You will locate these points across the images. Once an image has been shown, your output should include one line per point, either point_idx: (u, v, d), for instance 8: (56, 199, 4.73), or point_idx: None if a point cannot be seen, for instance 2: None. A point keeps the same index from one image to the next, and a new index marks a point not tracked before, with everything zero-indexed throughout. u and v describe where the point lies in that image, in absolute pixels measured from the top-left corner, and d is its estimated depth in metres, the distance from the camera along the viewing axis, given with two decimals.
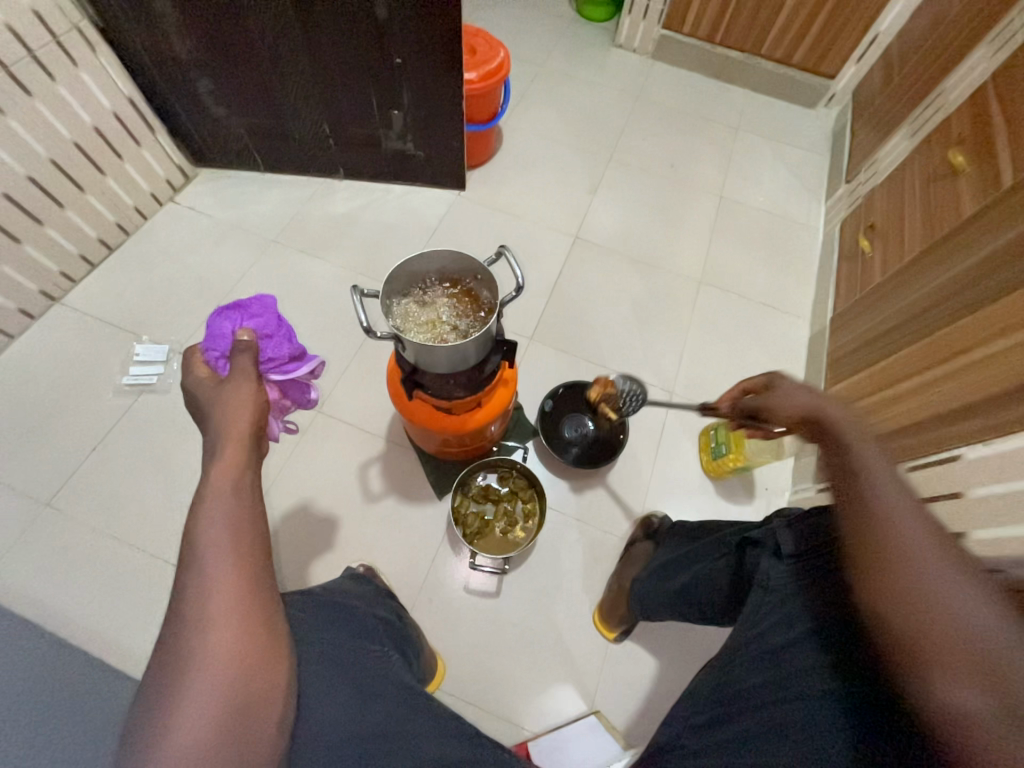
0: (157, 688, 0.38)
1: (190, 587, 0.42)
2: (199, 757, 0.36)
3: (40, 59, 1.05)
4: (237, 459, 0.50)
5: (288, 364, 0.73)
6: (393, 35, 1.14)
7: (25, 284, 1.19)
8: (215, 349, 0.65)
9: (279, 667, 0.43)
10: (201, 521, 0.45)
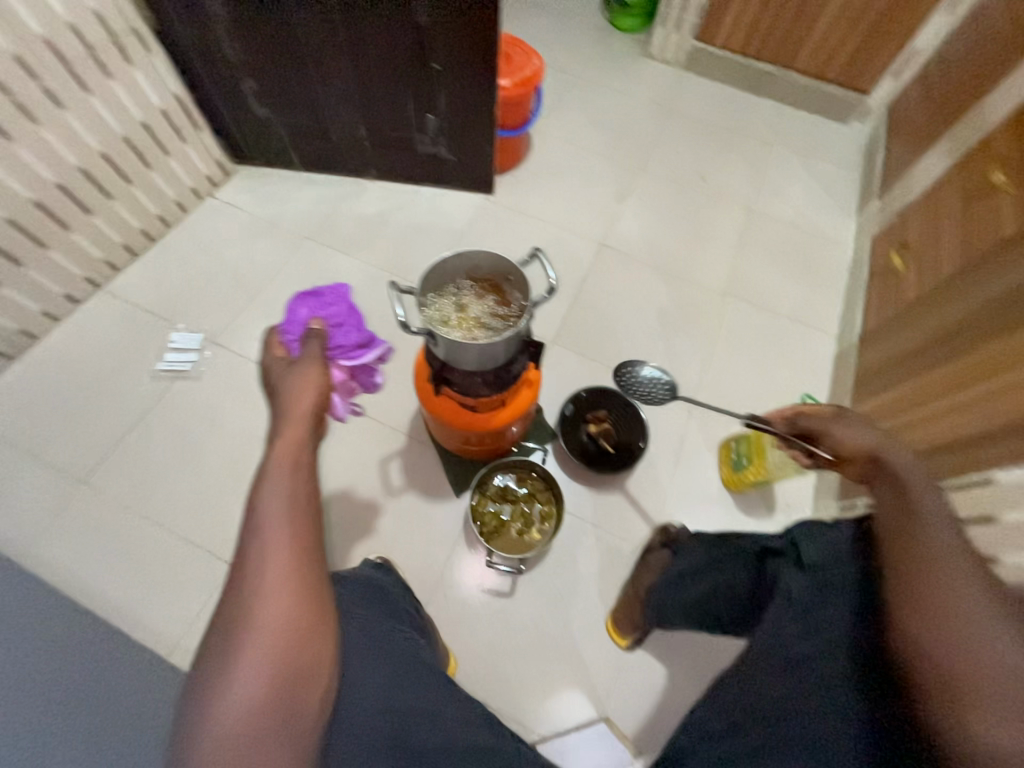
0: (214, 648, 0.42)
1: (250, 551, 0.45)
2: (248, 716, 0.39)
3: (98, 57, 1.10)
4: (298, 438, 0.53)
5: (354, 350, 0.76)
6: (433, 41, 1.17)
7: (72, 271, 1.25)
8: (290, 333, 0.71)
9: (328, 643, 0.45)
10: (264, 494, 0.47)
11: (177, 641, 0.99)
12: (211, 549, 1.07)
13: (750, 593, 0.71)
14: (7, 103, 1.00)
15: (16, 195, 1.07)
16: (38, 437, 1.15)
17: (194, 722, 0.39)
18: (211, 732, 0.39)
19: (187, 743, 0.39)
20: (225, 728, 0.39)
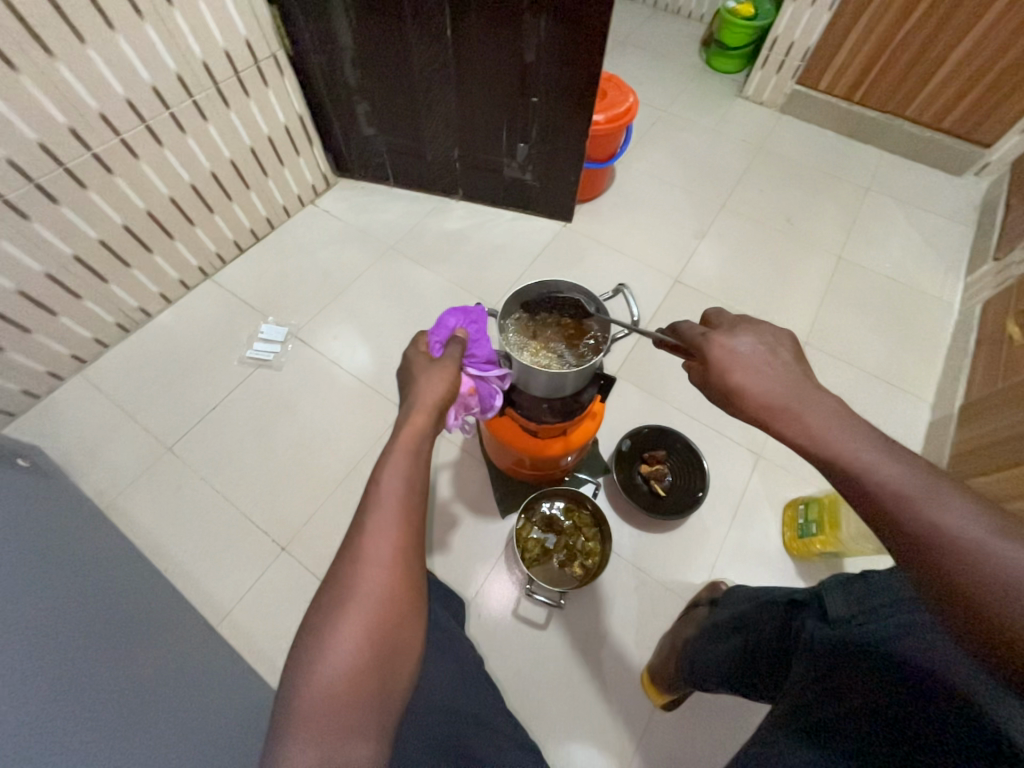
0: (325, 603, 0.44)
1: (365, 520, 0.47)
2: (345, 676, 0.41)
3: (241, 78, 1.25)
4: (420, 426, 0.55)
5: (485, 364, 0.74)
6: (536, 75, 1.22)
7: (189, 260, 1.40)
8: (437, 336, 0.68)
9: (421, 624, 0.47)
10: (386, 469, 0.51)
11: (227, 613, 1.05)
12: (268, 530, 1.13)
13: (776, 649, 0.66)
14: (164, 113, 1.15)
15: (158, 191, 1.23)
16: (139, 404, 1.28)
17: (301, 668, 0.42)
18: (309, 678, 0.41)
19: (292, 686, 0.41)
20: (329, 679, 0.41)
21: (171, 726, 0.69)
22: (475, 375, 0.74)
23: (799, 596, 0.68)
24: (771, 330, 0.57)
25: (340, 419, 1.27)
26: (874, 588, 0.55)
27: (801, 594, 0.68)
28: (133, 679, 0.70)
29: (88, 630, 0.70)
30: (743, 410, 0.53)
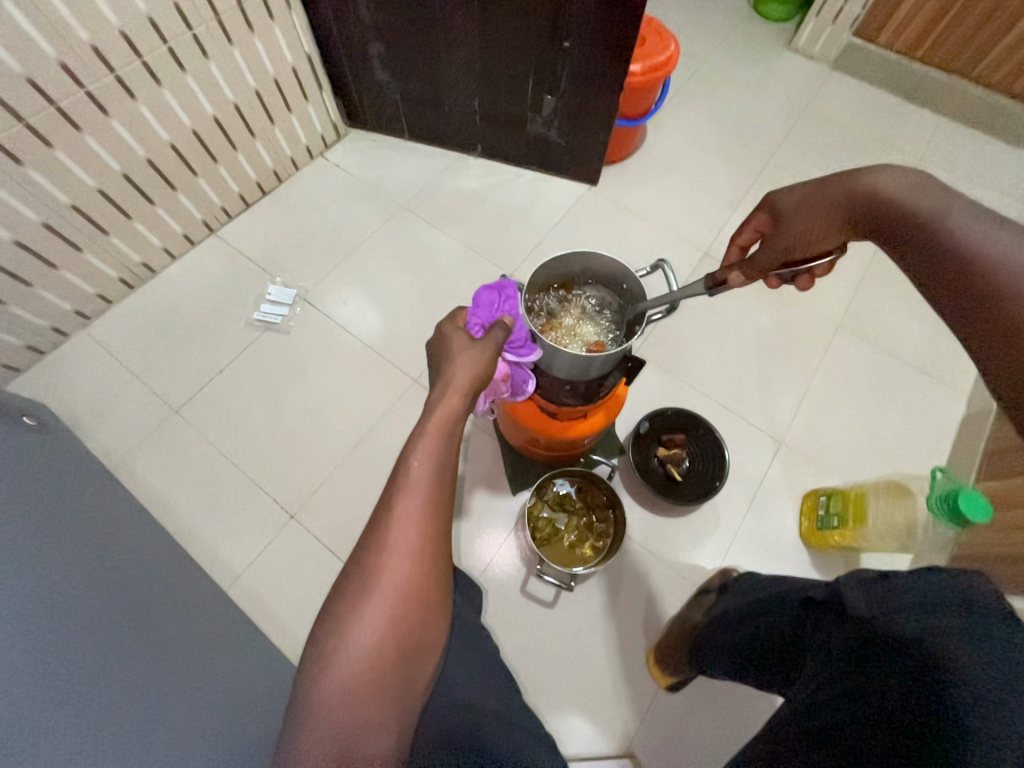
0: (345, 591, 0.40)
1: (391, 504, 0.42)
2: (364, 671, 0.38)
3: (245, 9, 1.13)
4: (455, 408, 0.48)
5: (522, 348, 0.67)
6: (569, 16, 1.10)
7: (193, 213, 1.33)
8: (476, 317, 0.62)
9: (445, 617, 0.43)
10: (415, 448, 0.44)
11: (237, 576, 1.05)
12: (277, 496, 1.12)
13: (784, 644, 0.61)
14: (162, 48, 1.05)
15: (158, 137, 1.15)
16: (145, 364, 1.25)
17: (318, 656, 0.38)
18: (327, 671, 0.37)
19: (308, 674, 0.38)
20: (347, 672, 0.37)
21: (180, 690, 0.70)
22: (511, 361, 0.68)
23: (810, 589, 0.62)
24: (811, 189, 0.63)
25: (349, 387, 1.23)
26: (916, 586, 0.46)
27: (814, 587, 0.62)
28: (145, 646, 0.70)
29: (98, 598, 0.69)
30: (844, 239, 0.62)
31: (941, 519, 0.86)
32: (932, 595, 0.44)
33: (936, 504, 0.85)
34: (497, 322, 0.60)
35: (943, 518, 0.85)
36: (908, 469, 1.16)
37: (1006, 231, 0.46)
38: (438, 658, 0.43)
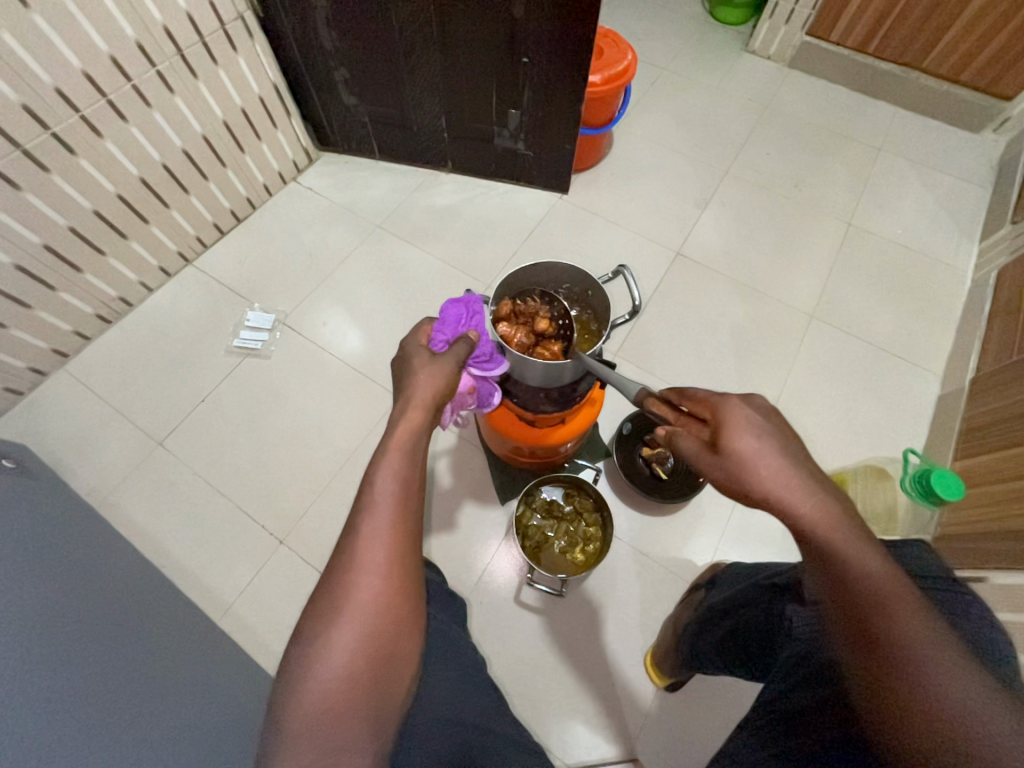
0: (317, 612, 0.40)
1: (358, 524, 0.42)
2: (339, 692, 0.38)
3: (208, 43, 1.15)
4: (417, 424, 0.49)
5: (488, 361, 0.69)
6: (526, 34, 1.13)
7: (168, 244, 1.34)
8: (442, 332, 0.63)
9: (419, 630, 0.43)
10: (379, 468, 0.45)
11: (228, 607, 1.04)
12: (265, 523, 1.12)
13: (761, 635, 0.62)
14: (126, 86, 1.06)
15: (127, 172, 1.16)
16: (126, 398, 1.24)
17: (292, 678, 0.39)
18: (303, 694, 0.37)
19: (284, 698, 0.38)
20: (321, 692, 0.37)
21: (173, 722, 0.69)
22: (478, 374, 0.68)
23: (778, 575, 0.64)
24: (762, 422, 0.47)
25: (333, 409, 1.24)
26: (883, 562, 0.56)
27: (781, 572, 0.64)
28: (135, 680, 0.70)
29: (86, 632, 0.69)
30: (750, 490, 0.45)
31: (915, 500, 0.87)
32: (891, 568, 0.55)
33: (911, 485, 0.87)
34: (462, 337, 0.61)
35: (918, 499, 0.86)
36: (887, 452, 1.18)
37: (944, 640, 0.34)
38: (416, 670, 0.43)
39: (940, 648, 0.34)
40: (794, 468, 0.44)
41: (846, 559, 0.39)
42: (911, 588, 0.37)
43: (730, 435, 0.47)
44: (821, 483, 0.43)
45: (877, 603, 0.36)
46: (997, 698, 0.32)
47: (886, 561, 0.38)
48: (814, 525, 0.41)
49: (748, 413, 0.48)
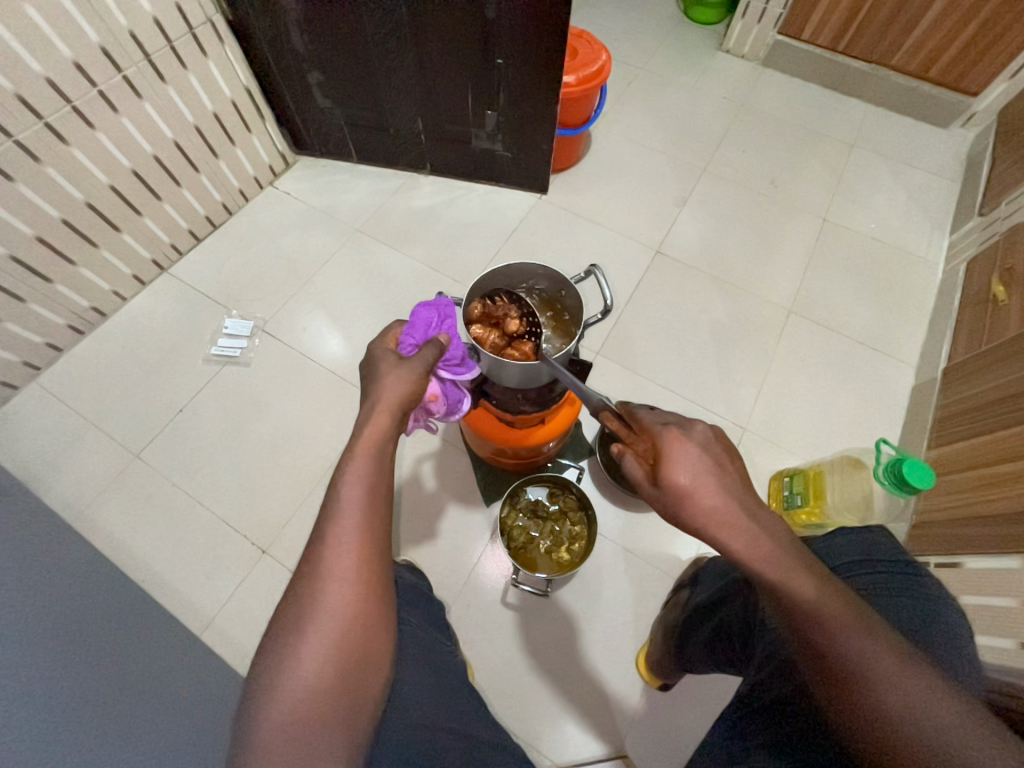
0: (284, 622, 0.40)
1: (326, 531, 0.42)
2: (308, 702, 0.37)
3: (176, 48, 1.14)
4: (383, 428, 0.49)
5: (458, 366, 0.68)
6: (499, 35, 1.13)
7: (141, 252, 1.31)
8: (411, 336, 0.63)
9: (390, 635, 0.43)
10: (346, 474, 0.45)
11: (210, 620, 1.03)
12: (247, 533, 1.10)
13: (742, 626, 0.63)
14: (92, 92, 1.04)
15: (96, 179, 1.13)
16: (102, 411, 1.22)
17: (260, 690, 0.38)
18: (272, 705, 0.37)
19: (252, 711, 0.38)
20: (290, 702, 0.37)
21: (153, 738, 0.68)
22: (448, 379, 0.67)
23: None
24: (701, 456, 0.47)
25: (315, 415, 1.22)
26: (846, 548, 0.62)
27: None
28: (113, 697, 0.68)
29: (61, 650, 0.68)
30: (689, 523, 0.46)
31: (888, 488, 0.89)
32: (855, 554, 0.61)
33: (883, 475, 0.89)
34: (431, 341, 0.61)
35: (891, 488, 0.88)
36: (865, 443, 1.20)
37: (892, 650, 0.37)
38: (388, 675, 0.43)
39: (872, 655, 0.37)
40: (730, 502, 0.45)
41: (782, 588, 0.41)
42: (841, 601, 0.40)
43: (669, 468, 0.47)
44: (756, 515, 0.44)
45: (814, 624, 0.39)
46: (935, 679, 0.36)
47: (817, 581, 0.41)
48: (751, 559, 0.42)
49: (687, 445, 0.48)
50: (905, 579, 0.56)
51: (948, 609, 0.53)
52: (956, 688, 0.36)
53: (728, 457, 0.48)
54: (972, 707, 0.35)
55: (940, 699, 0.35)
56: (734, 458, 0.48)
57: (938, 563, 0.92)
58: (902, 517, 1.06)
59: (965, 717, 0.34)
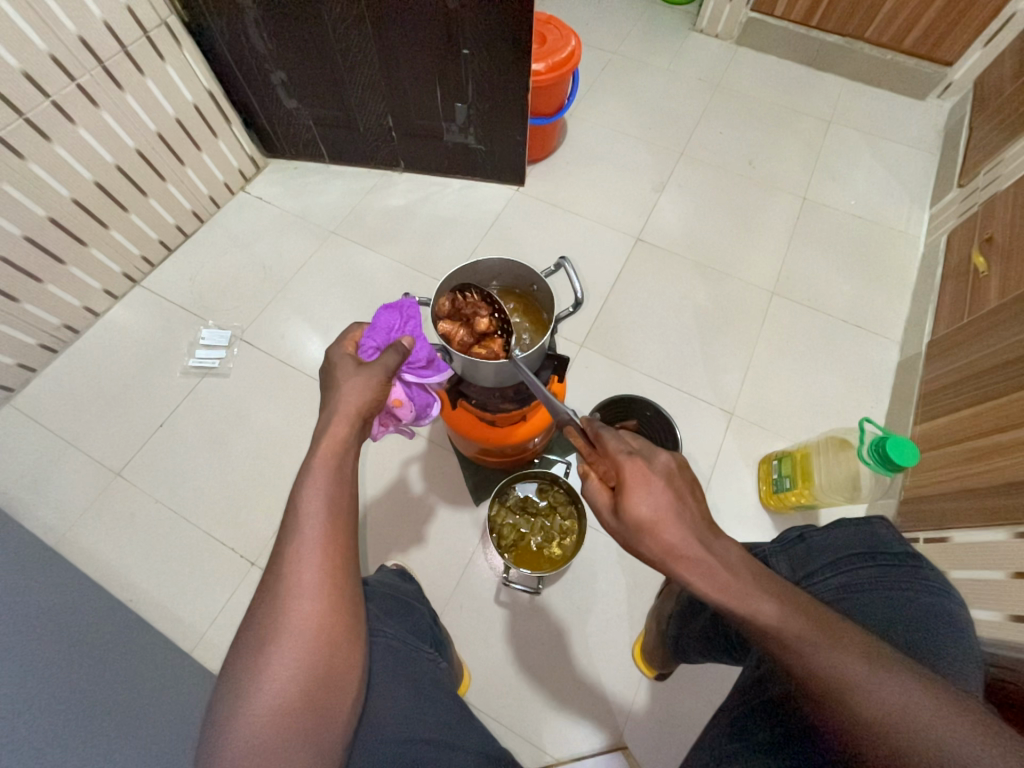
0: (247, 642, 0.39)
1: (287, 547, 0.42)
2: (275, 723, 0.36)
3: (131, 53, 1.10)
4: (341, 438, 0.48)
5: (424, 368, 0.68)
6: (463, 25, 1.10)
7: (111, 266, 1.28)
8: (372, 338, 0.61)
9: (358, 646, 0.42)
10: (306, 490, 0.44)
11: (201, 635, 1.01)
12: (234, 546, 1.09)
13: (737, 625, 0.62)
14: (45, 103, 1.01)
15: (57, 193, 1.10)
16: (80, 430, 1.19)
17: (223, 715, 0.37)
18: (235, 731, 0.36)
19: (215, 739, 0.37)
20: (254, 725, 0.36)
21: (146, 758, 0.67)
22: (412, 382, 0.66)
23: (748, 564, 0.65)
24: (657, 491, 0.45)
25: (297, 423, 1.21)
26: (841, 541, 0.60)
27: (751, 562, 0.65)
28: (98, 720, 0.67)
29: (43, 674, 0.67)
30: (648, 556, 0.44)
31: (872, 468, 0.89)
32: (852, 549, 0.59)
33: (866, 453, 0.89)
34: (393, 343, 0.59)
35: (875, 466, 0.88)
36: (852, 421, 1.20)
37: (866, 656, 0.37)
38: (359, 685, 0.42)
39: (843, 663, 0.37)
40: (688, 539, 0.43)
41: (746, 616, 0.39)
42: (803, 618, 0.39)
43: (629, 500, 0.45)
44: (713, 545, 0.42)
45: (783, 646, 0.38)
46: (910, 679, 0.36)
47: (780, 600, 0.40)
48: (711, 592, 0.41)
49: (649, 478, 0.46)
50: (896, 575, 0.55)
51: (949, 604, 0.53)
52: (926, 677, 0.36)
53: (689, 489, 0.46)
54: (944, 695, 0.35)
55: (915, 697, 0.35)
56: (695, 489, 0.46)
57: (928, 539, 0.92)
58: (889, 493, 1.06)
59: (938, 710, 0.34)
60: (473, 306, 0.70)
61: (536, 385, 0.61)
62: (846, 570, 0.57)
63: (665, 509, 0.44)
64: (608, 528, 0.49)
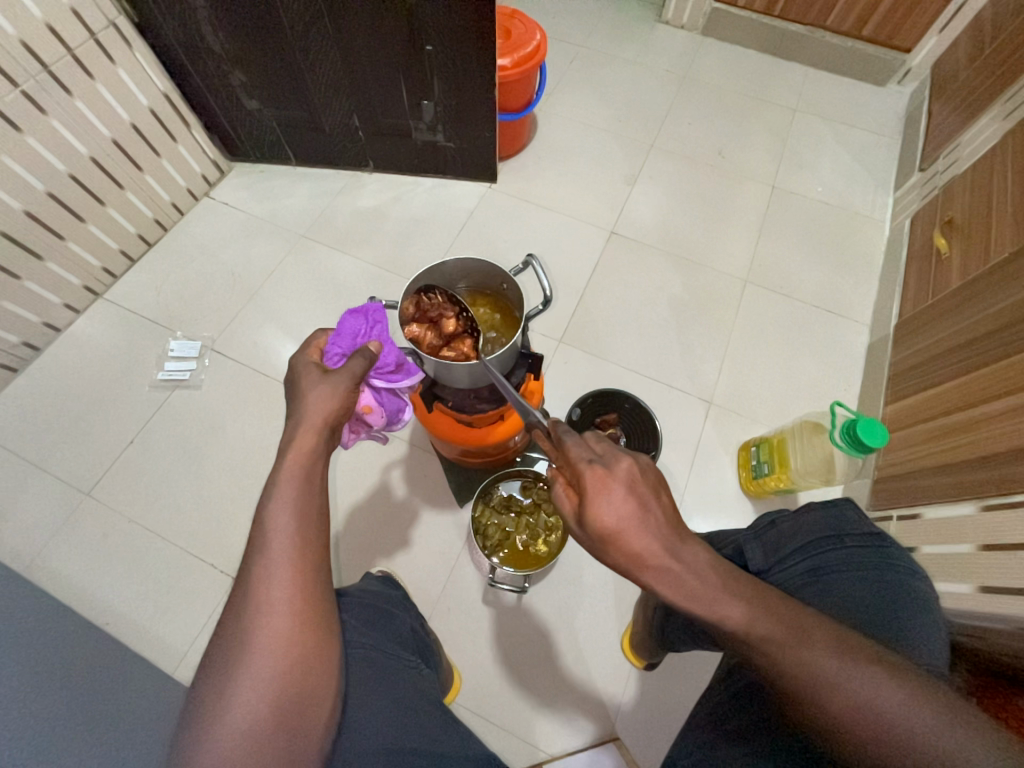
0: (216, 662, 0.38)
1: (256, 562, 0.40)
2: (247, 744, 0.35)
3: (79, 57, 1.06)
4: (309, 448, 0.47)
5: (394, 372, 0.67)
6: (424, 21, 1.08)
7: (70, 279, 1.24)
8: (338, 345, 0.60)
9: (333, 659, 0.41)
10: (273, 504, 0.43)
11: (183, 655, 0.99)
12: (214, 562, 1.06)
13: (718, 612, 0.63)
14: None
15: (7, 205, 1.06)
16: (45, 452, 1.15)
17: (192, 740, 0.36)
18: (205, 755, 0.35)
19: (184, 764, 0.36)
20: (224, 750, 0.35)
21: None
22: (383, 387, 0.66)
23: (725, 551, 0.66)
24: (618, 499, 0.43)
25: (274, 432, 1.18)
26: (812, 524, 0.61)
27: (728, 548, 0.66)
28: (72, 751, 0.65)
29: (13, 708, 0.65)
30: (614, 564, 0.43)
31: (844, 450, 0.91)
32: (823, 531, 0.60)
33: (838, 436, 0.91)
34: (359, 349, 0.58)
35: (847, 449, 0.90)
36: (826, 404, 1.23)
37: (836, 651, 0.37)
38: (336, 698, 0.41)
39: (814, 659, 0.37)
40: (653, 546, 0.42)
41: (718, 616, 0.40)
42: (776, 616, 0.39)
43: (592, 509, 0.44)
44: (680, 551, 0.42)
45: (759, 641, 0.39)
46: (880, 671, 0.36)
47: (756, 592, 0.40)
48: (677, 596, 0.41)
49: (610, 485, 0.44)
50: (863, 554, 0.57)
51: (913, 580, 0.55)
52: (896, 666, 0.37)
53: (653, 493, 0.45)
54: (912, 684, 0.36)
55: (887, 689, 0.35)
56: (660, 492, 0.45)
57: (900, 516, 0.95)
58: (863, 473, 1.09)
59: (908, 698, 0.35)
60: (441, 309, 0.69)
61: (507, 389, 0.60)
62: (817, 552, 0.58)
63: (627, 517, 0.43)
64: (575, 537, 0.48)
